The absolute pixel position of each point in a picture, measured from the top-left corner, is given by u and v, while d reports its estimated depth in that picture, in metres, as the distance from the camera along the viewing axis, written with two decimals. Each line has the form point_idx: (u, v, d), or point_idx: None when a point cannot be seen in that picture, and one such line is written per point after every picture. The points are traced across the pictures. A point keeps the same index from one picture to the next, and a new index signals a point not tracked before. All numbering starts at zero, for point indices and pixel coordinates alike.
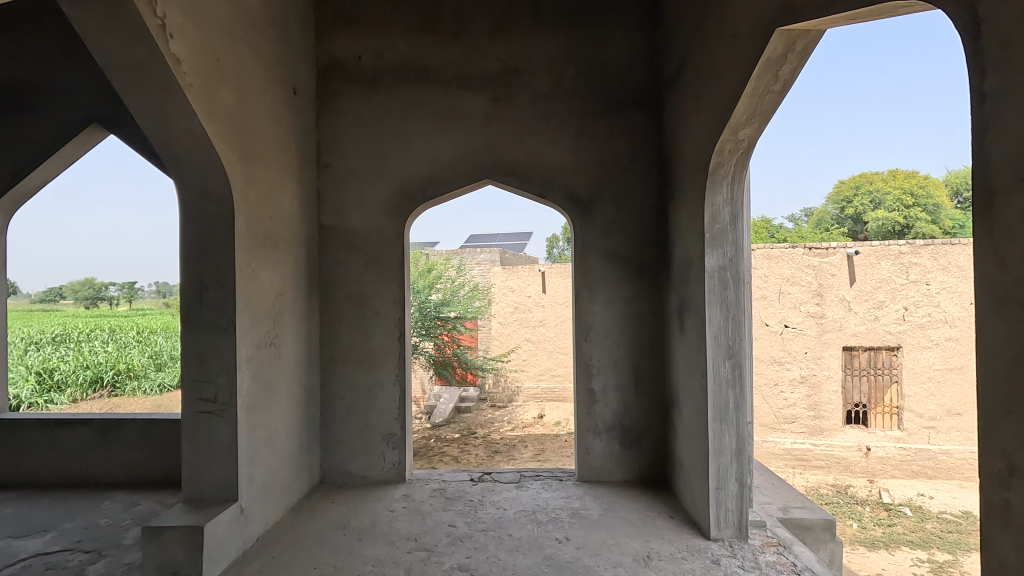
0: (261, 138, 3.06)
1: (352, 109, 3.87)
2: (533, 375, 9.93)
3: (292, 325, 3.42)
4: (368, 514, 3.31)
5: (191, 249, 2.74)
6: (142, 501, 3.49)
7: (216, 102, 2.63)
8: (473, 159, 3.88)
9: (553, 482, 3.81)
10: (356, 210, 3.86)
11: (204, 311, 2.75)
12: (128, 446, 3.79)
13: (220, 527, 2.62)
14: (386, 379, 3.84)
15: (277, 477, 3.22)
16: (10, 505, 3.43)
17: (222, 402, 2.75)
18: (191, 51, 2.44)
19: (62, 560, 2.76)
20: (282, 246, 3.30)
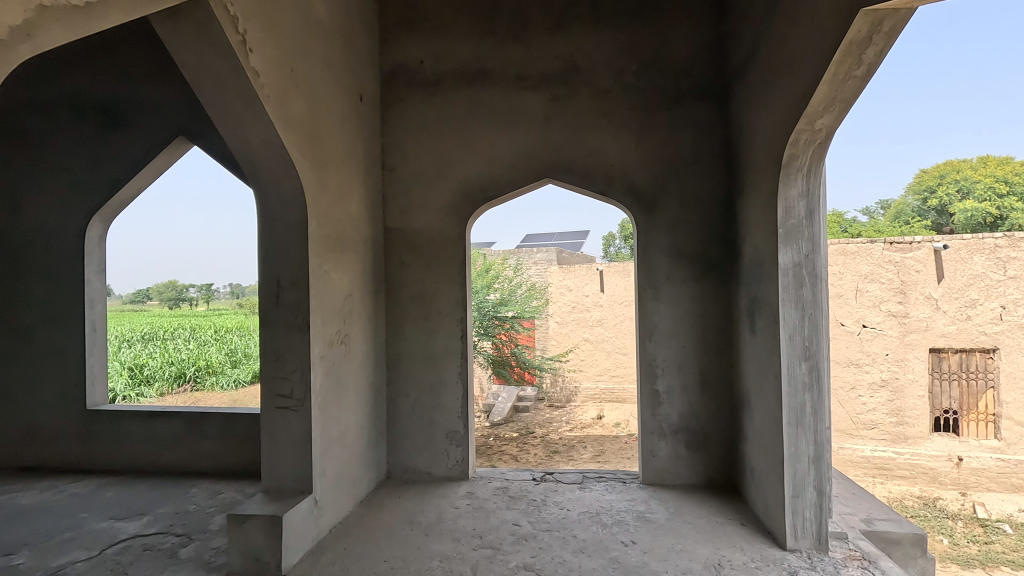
0: (331, 144, 3.19)
1: (414, 113, 3.96)
2: (591, 376, 9.81)
3: (360, 324, 3.54)
4: (434, 510, 3.38)
5: (269, 252, 2.89)
6: (224, 490, 3.71)
7: (290, 111, 2.76)
8: (534, 158, 3.87)
9: (617, 483, 3.76)
10: (420, 212, 3.94)
11: (280, 311, 2.89)
12: (211, 437, 4.04)
13: (297, 518, 2.74)
14: (450, 378, 3.90)
15: (348, 471, 3.34)
16: (112, 490, 3.73)
17: (297, 398, 2.88)
18: (268, 64, 2.57)
19: (157, 542, 2.98)
20: (351, 248, 3.42)
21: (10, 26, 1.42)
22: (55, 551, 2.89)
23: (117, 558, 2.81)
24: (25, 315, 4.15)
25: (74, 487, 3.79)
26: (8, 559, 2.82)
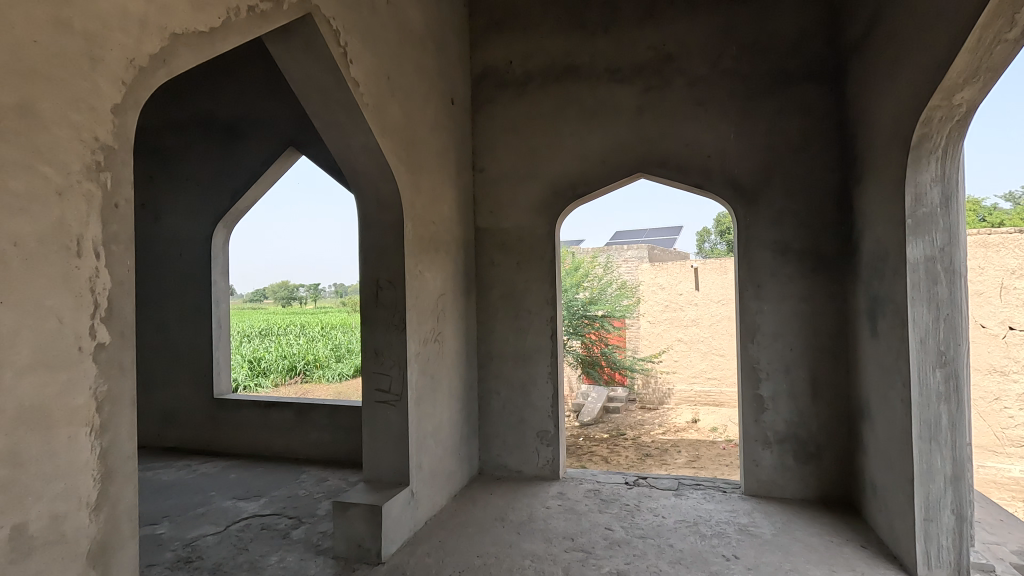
0: (424, 147, 3.28)
1: (504, 113, 3.99)
2: (686, 377, 9.39)
3: (452, 322, 3.62)
4: (525, 509, 3.39)
5: (368, 254, 3.03)
6: (330, 478, 3.96)
7: (387, 118, 2.87)
8: (626, 153, 3.76)
9: (716, 492, 3.56)
10: (510, 212, 3.97)
11: (379, 310, 3.03)
12: (318, 427, 4.34)
13: (395, 508, 2.86)
14: (540, 377, 3.89)
15: (442, 466, 3.43)
16: (235, 471, 4.12)
17: (395, 393, 3.00)
18: (367, 74, 2.70)
19: (273, 522, 3.24)
20: (443, 248, 3.51)
21: (149, 54, 1.58)
22: (189, 524, 3.23)
23: (239, 534, 3.08)
24: (165, 313, 4.68)
25: (204, 468, 4.22)
26: (152, 528, 3.19)
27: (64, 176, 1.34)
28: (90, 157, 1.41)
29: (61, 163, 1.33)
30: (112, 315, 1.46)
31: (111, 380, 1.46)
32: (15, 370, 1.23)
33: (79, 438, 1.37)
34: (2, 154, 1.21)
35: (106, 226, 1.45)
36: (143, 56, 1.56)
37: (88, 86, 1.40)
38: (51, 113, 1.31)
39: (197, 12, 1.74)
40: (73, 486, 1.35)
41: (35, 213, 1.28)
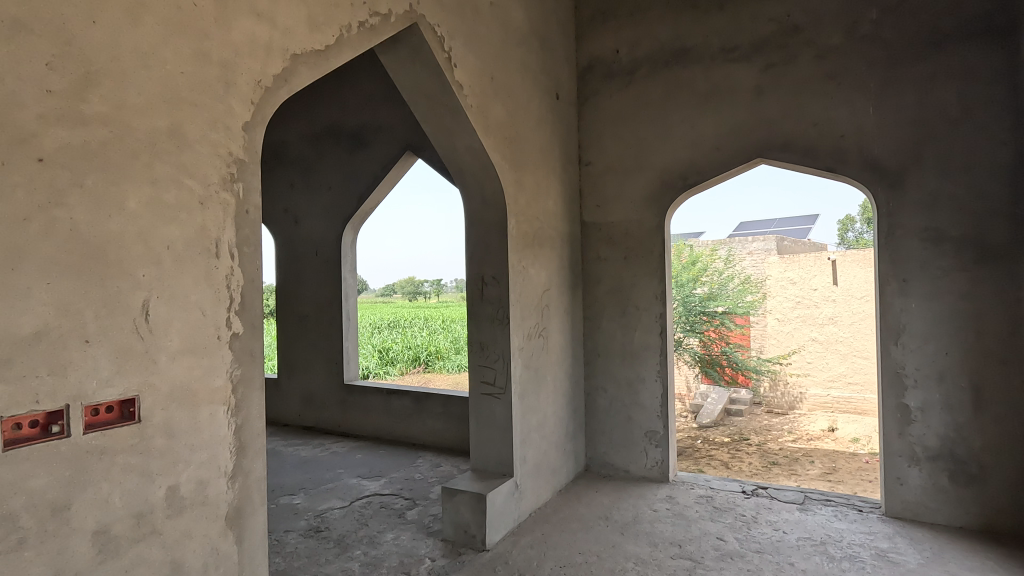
0: (529, 144, 3.31)
1: (610, 104, 3.89)
2: (822, 381, 8.47)
3: (558, 318, 3.63)
4: (631, 510, 3.30)
5: (475, 250, 3.13)
6: (443, 464, 4.17)
7: (491, 117, 2.94)
8: (743, 137, 3.49)
9: (849, 511, 3.20)
10: (617, 205, 3.87)
11: (485, 305, 3.12)
12: (434, 415, 4.59)
13: (499, 498, 2.93)
14: (649, 375, 3.77)
15: (547, 460, 3.45)
16: (360, 452, 4.49)
17: (500, 386, 3.07)
18: (471, 75, 2.78)
19: (391, 502, 3.49)
20: (548, 244, 3.52)
21: (274, 74, 1.76)
22: (321, 497, 3.59)
23: (362, 510, 3.37)
24: (303, 306, 5.23)
25: (335, 447, 4.66)
26: (290, 498, 3.59)
27: (205, 188, 1.55)
28: (225, 171, 1.61)
29: (202, 176, 1.54)
30: (244, 309, 1.66)
31: (243, 366, 1.65)
32: (169, 354, 1.45)
33: (219, 415, 1.58)
34: (157, 171, 1.43)
35: (239, 231, 1.64)
36: (269, 77, 1.75)
37: (222, 108, 1.60)
38: (194, 134, 1.52)
39: (314, 32, 1.90)
40: (214, 456, 1.56)
41: (182, 221, 1.49)
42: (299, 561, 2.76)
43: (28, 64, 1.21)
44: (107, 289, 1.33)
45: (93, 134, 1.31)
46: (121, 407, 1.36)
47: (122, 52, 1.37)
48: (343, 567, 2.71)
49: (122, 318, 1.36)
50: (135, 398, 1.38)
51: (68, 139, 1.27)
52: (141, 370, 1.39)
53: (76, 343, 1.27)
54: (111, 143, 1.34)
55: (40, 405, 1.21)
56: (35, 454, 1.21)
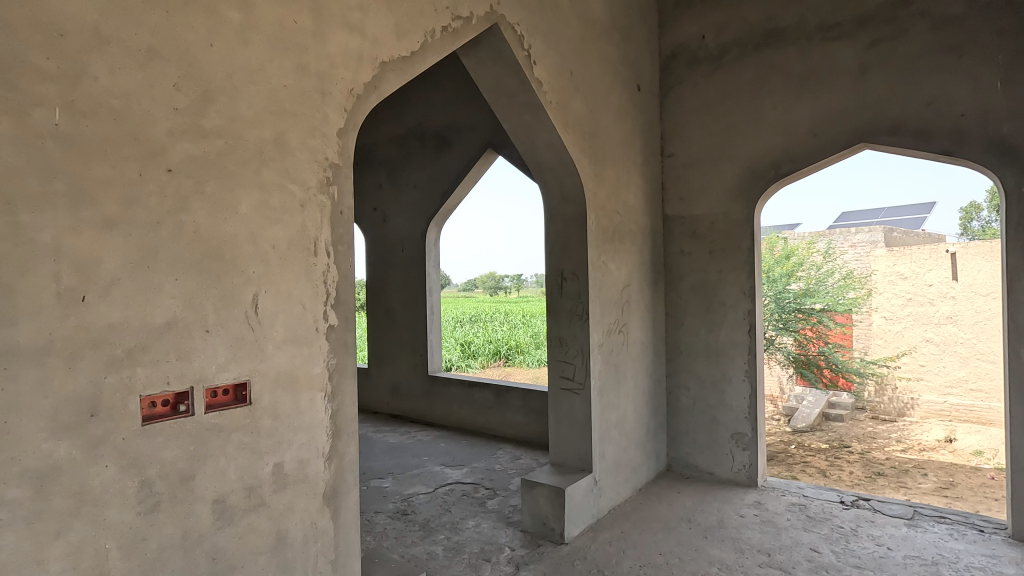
0: (609, 137, 3.27)
1: (695, 92, 3.74)
2: (938, 388, 7.74)
3: (638, 314, 3.56)
4: (715, 513, 3.19)
5: (554, 246, 3.15)
6: (523, 456, 4.23)
7: (570, 112, 2.94)
8: (844, 120, 3.24)
9: (967, 531, 2.89)
10: (701, 198, 3.72)
11: (564, 300, 3.13)
12: (514, 409, 4.67)
13: (578, 493, 2.94)
14: (736, 375, 3.61)
15: (627, 457, 3.41)
16: (444, 441, 4.66)
17: (579, 381, 3.08)
18: (550, 71, 2.79)
19: (472, 491, 3.60)
20: (629, 239, 3.46)
21: (364, 82, 1.87)
22: (407, 482, 3.77)
23: (445, 497, 3.50)
24: (391, 300, 5.49)
25: (420, 435, 4.87)
26: (380, 481, 3.80)
27: (305, 191, 1.68)
28: (322, 175, 1.73)
29: (302, 181, 1.67)
30: (339, 303, 1.78)
31: (338, 355, 1.78)
32: (274, 344, 1.60)
33: (317, 400, 1.71)
34: (265, 177, 1.58)
35: (334, 230, 1.77)
36: (360, 85, 1.86)
37: (320, 117, 1.73)
38: (295, 141, 1.65)
39: (400, 39, 1.99)
40: (313, 438, 1.70)
41: (285, 222, 1.63)
42: (387, 541, 2.93)
43: (159, 86, 1.37)
44: (223, 285, 1.48)
45: (212, 145, 1.46)
46: (235, 390, 1.52)
47: (234, 70, 1.52)
48: (428, 549, 2.84)
49: (236, 310, 1.51)
50: (246, 382, 1.53)
51: (192, 151, 1.43)
52: (252, 358, 1.55)
53: (198, 332, 1.43)
54: (226, 152, 1.49)
55: (170, 386, 1.38)
56: (166, 428, 1.37)
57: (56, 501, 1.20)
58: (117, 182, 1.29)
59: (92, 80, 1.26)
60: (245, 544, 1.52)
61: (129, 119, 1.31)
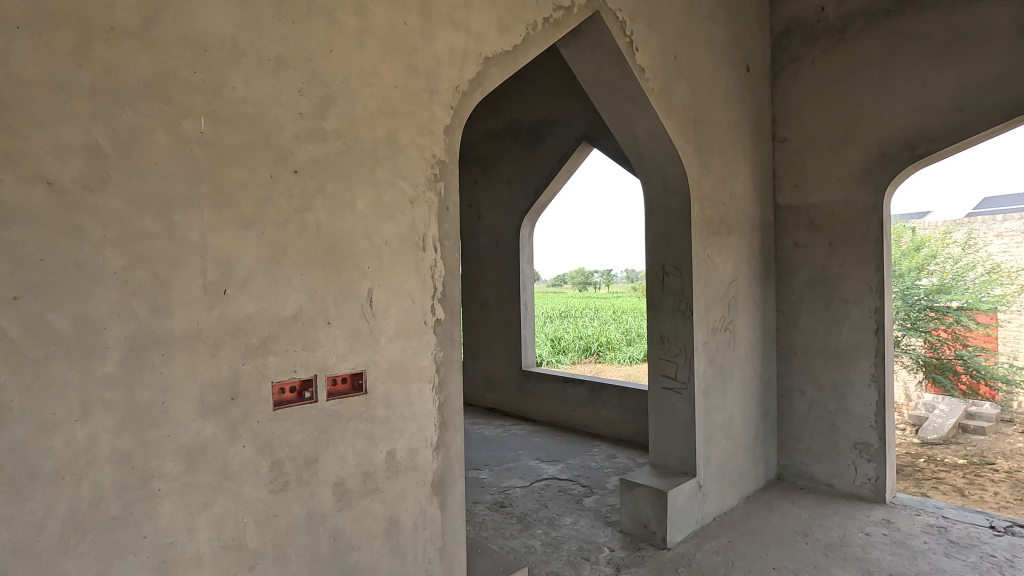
0: (715, 124, 3.09)
1: (812, 70, 3.42)
2: None
3: (746, 311, 3.34)
4: (836, 529, 2.92)
5: (656, 239, 3.03)
6: (619, 455, 4.14)
7: (674, 99, 2.80)
8: (999, 91, 2.82)
9: None
10: (819, 185, 3.41)
11: (665, 295, 3.00)
12: (609, 406, 4.58)
13: (681, 497, 2.81)
14: (860, 379, 3.29)
15: (734, 462, 3.22)
16: (538, 436, 4.67)
17: (681, 381, 2.94)
18: (653, 57, 2.67)
19: (569, 487, 3.57)
20: (737, 231, 3.26)
21: (469, 79, 1.89)
22: (504, 474, 3.82)
23: (542, 492, 3.51)
24: (485, 295, 5.58)
25: (515, 429, 4.93)
26: (477, 472, 3.88)
27: (414, 188, 1.73)
28: (430, 171, 1.77)
29: (412, 178, 1.72)
30: (446, 297, 1.82)
31: (445, 349, 1.82)
32: (387, 336, 1.66)
33: (425, 392, 1.76)
34: (379, 175, 1.64)
35: (442, 225, 1.80)
36: (465, 82, 1.88)
37: (428, 115, 1.76)
38: (406, 140, 1.70)
39: (503, 34, 1.98)
40: (422, 428, 1.75)
41: (397, 219, 1.68)
42: (486, 531, 2.98)
43: (287, 93, 1.46)
44: (342, 279, 1.56)
45: (332, 147, 1.54)
46: (352, 379, 1.60)
47: (351, 74, 1.58)
48: (526, 543, 2.85)
49: (353, 304, 1.58)
50: (362, 371, 1.60)
51: (315, 153, 1.51)
52: (367, 350, 1.62)
53: (321, 324, 1.52)
54: (344, 153, 1.57)
55: (297, 374, 1.48)
56: (294, 413, 1.47)
57: (203, 476, 1.32)
58: (252, 184, 1.40)
59: (230, 90, 1.36)
60: (361, 527, 1.60)
61: (262, 126, 1.41)
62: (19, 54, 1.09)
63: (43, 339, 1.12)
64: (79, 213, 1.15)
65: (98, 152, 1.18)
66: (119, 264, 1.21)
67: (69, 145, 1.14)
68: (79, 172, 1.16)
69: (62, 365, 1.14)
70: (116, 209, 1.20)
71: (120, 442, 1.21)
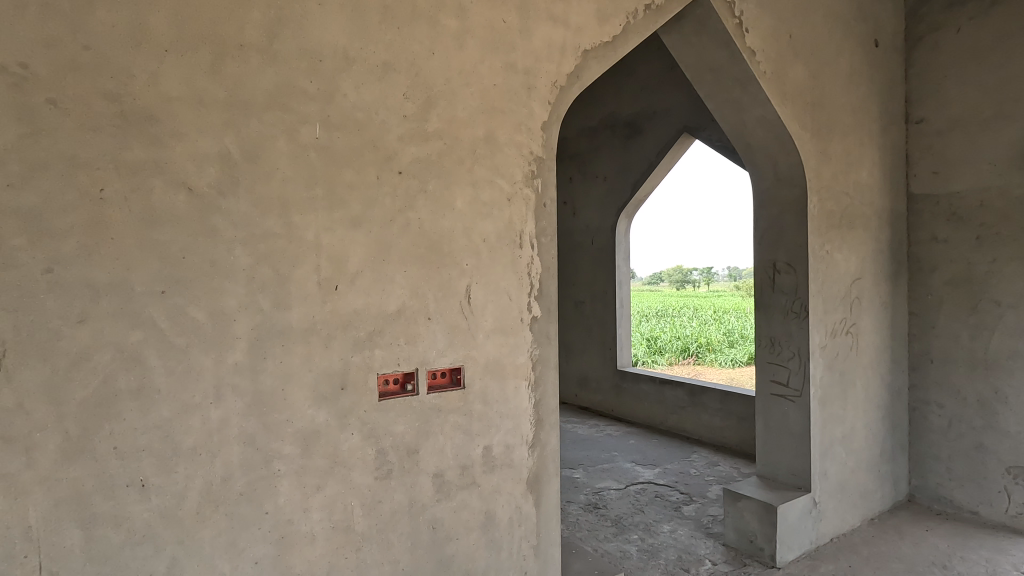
0: (836, 107, 2.81)
1: (957, 40, 3.00)
2: None
3: (872, 312, 3.01)
4: (984, 565, 2.56)
5: (766, 234, 2.82)
6: (721, 463, 3.92)
7: (789, 82, 2.58)
8: None
9: None
10: (965, 171, 3.00)
11: (777, 295, 2.79)
12: (711, 411, 4.35)
13: (793, 514, 2.60)
14: (1016, 393, 2.86)
15: (856, 480, 2.93)
16: (634, 438, 4.55)
17: (794, 388, 2.71)
18: (765, 38, 2.48)
19: (666, 493, 3.44)
20: (861, 224, 2.94)
21: (567, 73, 1.85)
22: (598, 475, 3.76)
23: (637, 496, 3.40)
24: (580, 292, 5.52)
25: (609, 429, 4.83)
26: (571, 471, 3.86)
27: (512, 185, 1.73)
28: (527, 168, 1.76)
29: (510, 175, 1.73)
30: (542, 294, 1.80)
31: (541, 346, 1.80)
32: (484, 333, 1.68)
33: (521, 389, 1.76)
34: (477, 174, 1.66)
35: (538, 223, 1.78)
36: (563, 76, 1.84)
37: (526, 112, 1.76)
38: (504, 138, 1.71)
39: (603, 25, 1.93)
40: (518, 426, 1.75)
41: (494, 216, 1.69)
42: (580, 532, 2.95)
43: (393, 97, 1.52)
44: (442, 276, 1.60)
45: (433, 147, 1.58)
46: (451, 373, 1.63)
47: (452, 75, 1.62)
48: (621, 547, 2.78)
49: (452, 300, 1.62)
50: (461, 367, 1.64)
51: (418, 154, 1.56)
52: (465, 345, 1.64)
53: (422, 320, 1.57)
54: (444, 153, 1.60)
55: (400, 367, 1.53)
56: (397, 405, 1.53)
57: (317, 460, 1.41)
58: (361, 185, 1.47)
59: (342, 97, 1.44)
60: (459, 519, 1.63)
61: (370, 129, 1.48)
62: (166, 73, 1.23)
63: (185, 329, 1.25)
64: (213, 215, 1.27)
65: (229, 159, 1.29)
66: (246, 262, 1.32)
67: (206, 153, 1.27)
68: (214, 178, 1.28)
69: (199, 352, 1.26)
70: (244, 212, 1.31)
71: (247, 424, 1.32)
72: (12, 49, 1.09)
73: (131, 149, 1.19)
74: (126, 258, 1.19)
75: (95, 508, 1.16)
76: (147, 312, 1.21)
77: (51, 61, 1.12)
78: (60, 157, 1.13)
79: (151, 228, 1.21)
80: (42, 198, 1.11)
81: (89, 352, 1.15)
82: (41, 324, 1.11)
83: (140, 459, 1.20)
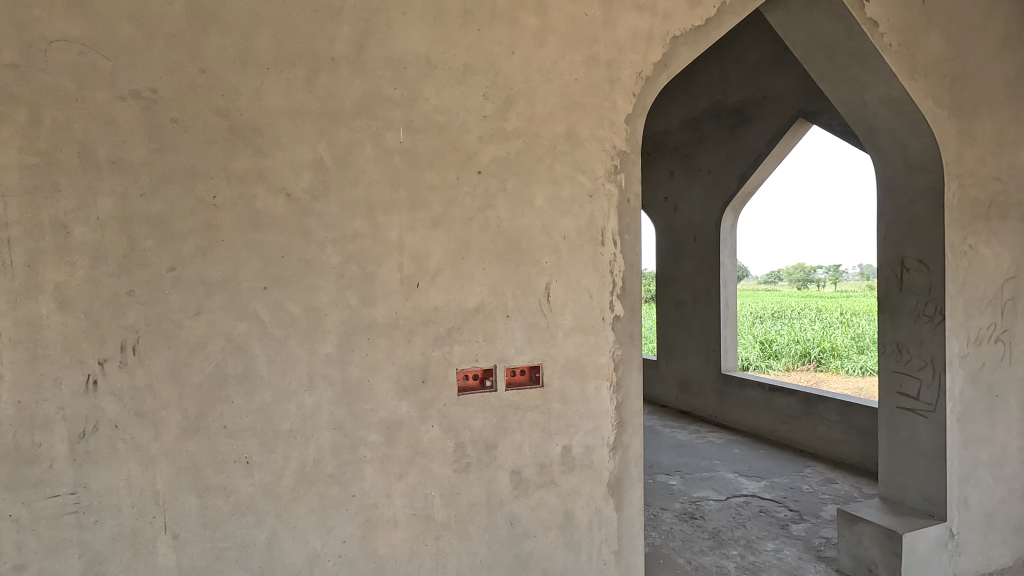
0: (984, 78, 2.42)
1: None
2: None
3: None
4: None
5: (893, 226, 2.51)
6: (839, 481, 3.55)
7: (921, 53, 2.27)
8: None
9: None
10: None
11: (905, 295, 2.47)
12: (829, 423, 3.95)
13: (923, 544, 2.29)
14: None
15: (1008, 511, 2.51)
16: (738, 447, 4.26)
17: (927, 401, 2.39)
18: (890, 6, 2.21)
19: (772, 509, 3.19)
20: (1017, 213, 2.52)
21: (654, 62, 1.77)
22: (696, 484, 3.57)
23: (739, 509, 3.19)
24: (681, 292, 5.27)
25: (711, 436, 4.57)
26: (667, 478, 3.71)
27: (593, 181, 1.69)
28: (610, 163, 1.71)
29: (591, 171, 1.69)
30: (625, 293, 1.74)
31: (624, 347, 1.74)
32: (564, 331, 1.66)
33: (602, 390, 1.72)
34: (557, 170, 1.65)
35: (621, 219, 1.72)
36: (649, 66, 1.77)
37: (609, 105, 1.71)
38: (585, 133, 1.68)
39: (694, 8, 1.81)
40: (599, 427, 1.71)
41: (575, 213, 1.67)
42: (673, 541, 2.82)
43: (472, 98, 1.55)
44: (520, 274, 1.61)
45: (512, 146, 1.59)
46: (530, 371, 1.63)
47: (532, 72, 1.61)
48: (718, 562, 2.62)
49: (531, 298, 1.62)
50: (539, 365, 1.63)
51: (497, 153, 1.58)
52: (544, 344, 1.64)
53: (501, 317, 1.59)
54: (524, 151, 1.61)
55: (479, 363, 1.56)
56: (475, 400, 1.56)
57: (399, 449, 1.48)
58: (442, 186, 1.52)
59: (425, 101, 1.50)
60: (537, 516, 1.63)
61: (450, 131, 1.52)
62: (268, 89, 1.35)
63: (283, 322, 1.37)
64: (308, 218, 1.38)
65: (322, 165, 1.39)
66: (336, 261, 1.41)
67: (301, 161, 1.38)
68: (309, 183, 1.38)
69: (296, 343, 1.38)
70: (335, 214, 1.41)
71: (336, 411, 1.42)
72: (145, 78, 1.26)
73: (238, 160, 1.33)
74: (234, 258, 1.32)
75: (209, 479, 1.31)
76: (251, 306, 1.34)
77: (175, 84, 1.28)
78: (182, 170, 1.28)
79: (255, 230, 1.34)
80: (168, 205, 1.28)
81: (203, 341, 1.30)
82: (165, 315, 1.28)
83: (245, 438, 1.34)
